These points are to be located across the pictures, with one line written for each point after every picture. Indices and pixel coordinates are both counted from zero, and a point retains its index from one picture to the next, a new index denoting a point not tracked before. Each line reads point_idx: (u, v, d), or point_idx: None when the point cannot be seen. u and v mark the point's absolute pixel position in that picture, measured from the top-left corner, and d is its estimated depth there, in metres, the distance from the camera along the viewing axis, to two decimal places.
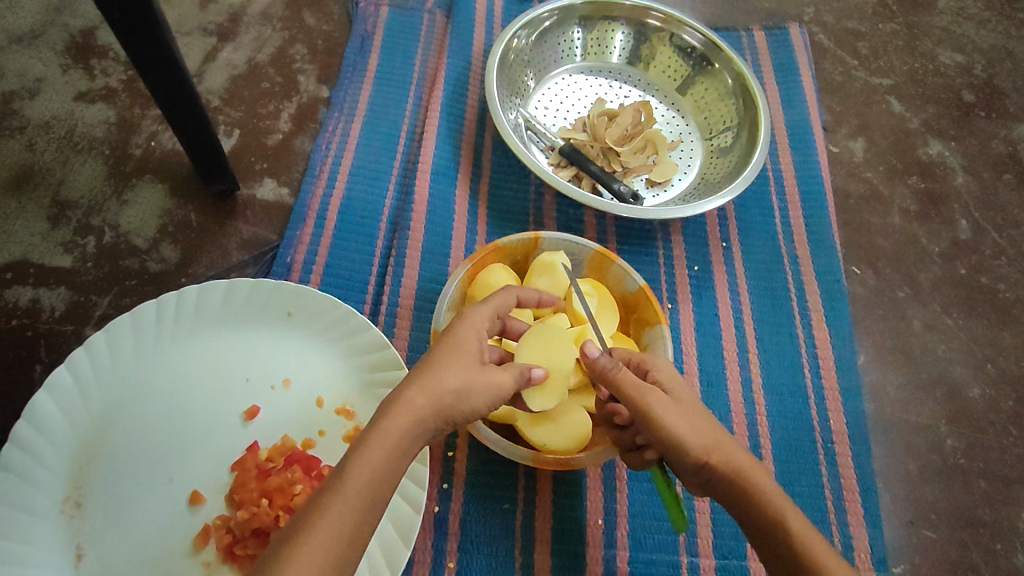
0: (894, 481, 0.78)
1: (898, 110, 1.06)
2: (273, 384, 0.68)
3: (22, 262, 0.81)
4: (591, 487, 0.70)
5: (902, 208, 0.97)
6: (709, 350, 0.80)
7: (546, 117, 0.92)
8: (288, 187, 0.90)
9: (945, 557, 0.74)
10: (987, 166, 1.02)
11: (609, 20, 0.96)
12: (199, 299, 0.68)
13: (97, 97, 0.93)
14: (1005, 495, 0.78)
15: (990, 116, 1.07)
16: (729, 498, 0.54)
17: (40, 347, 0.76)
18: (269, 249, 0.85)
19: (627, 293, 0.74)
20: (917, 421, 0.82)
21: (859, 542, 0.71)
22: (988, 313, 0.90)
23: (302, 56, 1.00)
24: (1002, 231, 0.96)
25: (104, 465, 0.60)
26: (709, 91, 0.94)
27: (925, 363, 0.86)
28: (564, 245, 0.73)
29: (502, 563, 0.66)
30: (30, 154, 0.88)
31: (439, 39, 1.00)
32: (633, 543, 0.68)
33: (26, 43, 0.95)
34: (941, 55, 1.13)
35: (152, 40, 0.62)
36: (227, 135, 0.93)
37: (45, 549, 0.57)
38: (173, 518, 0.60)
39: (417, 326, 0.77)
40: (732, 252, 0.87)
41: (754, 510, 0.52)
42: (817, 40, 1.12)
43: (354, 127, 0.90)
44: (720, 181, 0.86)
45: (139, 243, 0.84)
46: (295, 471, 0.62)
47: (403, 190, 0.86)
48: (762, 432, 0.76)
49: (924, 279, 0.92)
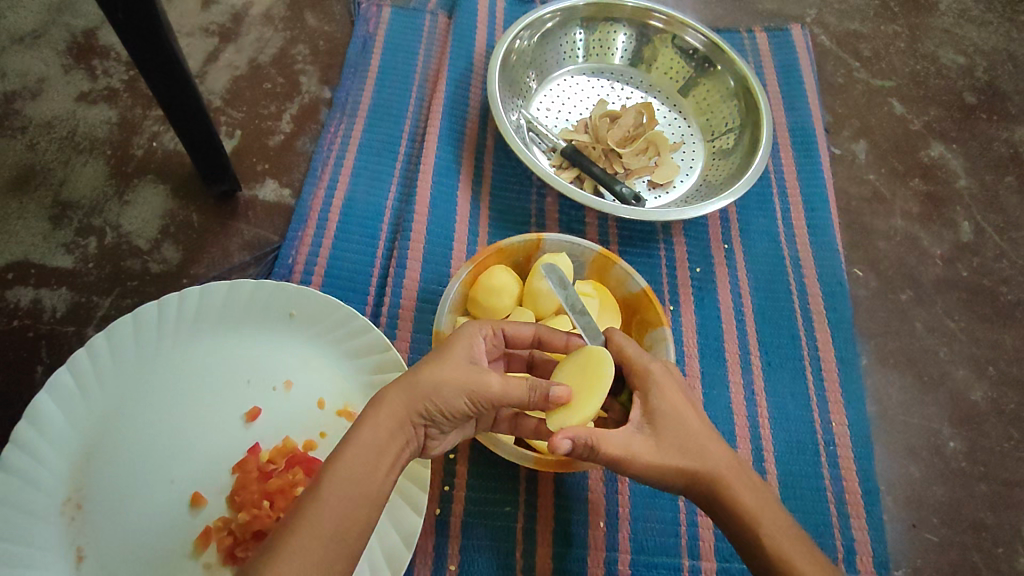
0: (896, 484, 0.78)
1: (900, 112, 1.06)
2: (274, 386, 0.68)
3: (23, 262, 0.81)
4: (593, 490, 0.70)
5: (904, 210, 0.97)
6: (711, 352, 0.80)
7: (547, 119, 0.92)
8: (290, 188, 0.90)
9: (947, 560, 0.74)
10: (990, 168, 1.02)
11: (612, 21, 0.96)
12: (200, 300, 0.68)
13: (99, 97, 0.93)
14: (1007, 497, 0.78)
15: (992, 118, 1.07)
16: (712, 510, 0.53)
17: (42, 348, 0.76)
18: (271, 250, 0.85)
19: (628, 294, 0.73)
20: (919, 424, 0.82)
21: (861, 545, 0.71)
22: (990, 316, 0.90)
23: (304, 57, 1.00)
24: (1004, 234, 0.96)
25: (106, 467, 0.60)
26: (711, 93, 0.94)
27: (927, 365, 0.86)
28: (565, 246, 0.73)
29: (503, 566, 0.66)
30: (31, 154, 0.87)
31: (441, 41, 1.00)
32: (635, 545, 0.68)
33: (28, 43, 0.95)
34: (943, 57, 1.13)
35: (153, 40, 0.62)
36: (229, 135, 0.93)
37: (46, 551, 0.56)
38: (174, 520, 0.60)
39: (419, 328, 0.77)
40: (733, 254, 0.87)
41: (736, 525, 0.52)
42: (819, 42, 1.12)
43: (356, 128, 0.90)
44: (722, 182, 0.86)
45: (140, 244, 0.84)
46: (297, 473, 0.63)
47: (405, 191, 0.86)
48: (764, 434, 0.76)
49: (926, 281, 0.92)
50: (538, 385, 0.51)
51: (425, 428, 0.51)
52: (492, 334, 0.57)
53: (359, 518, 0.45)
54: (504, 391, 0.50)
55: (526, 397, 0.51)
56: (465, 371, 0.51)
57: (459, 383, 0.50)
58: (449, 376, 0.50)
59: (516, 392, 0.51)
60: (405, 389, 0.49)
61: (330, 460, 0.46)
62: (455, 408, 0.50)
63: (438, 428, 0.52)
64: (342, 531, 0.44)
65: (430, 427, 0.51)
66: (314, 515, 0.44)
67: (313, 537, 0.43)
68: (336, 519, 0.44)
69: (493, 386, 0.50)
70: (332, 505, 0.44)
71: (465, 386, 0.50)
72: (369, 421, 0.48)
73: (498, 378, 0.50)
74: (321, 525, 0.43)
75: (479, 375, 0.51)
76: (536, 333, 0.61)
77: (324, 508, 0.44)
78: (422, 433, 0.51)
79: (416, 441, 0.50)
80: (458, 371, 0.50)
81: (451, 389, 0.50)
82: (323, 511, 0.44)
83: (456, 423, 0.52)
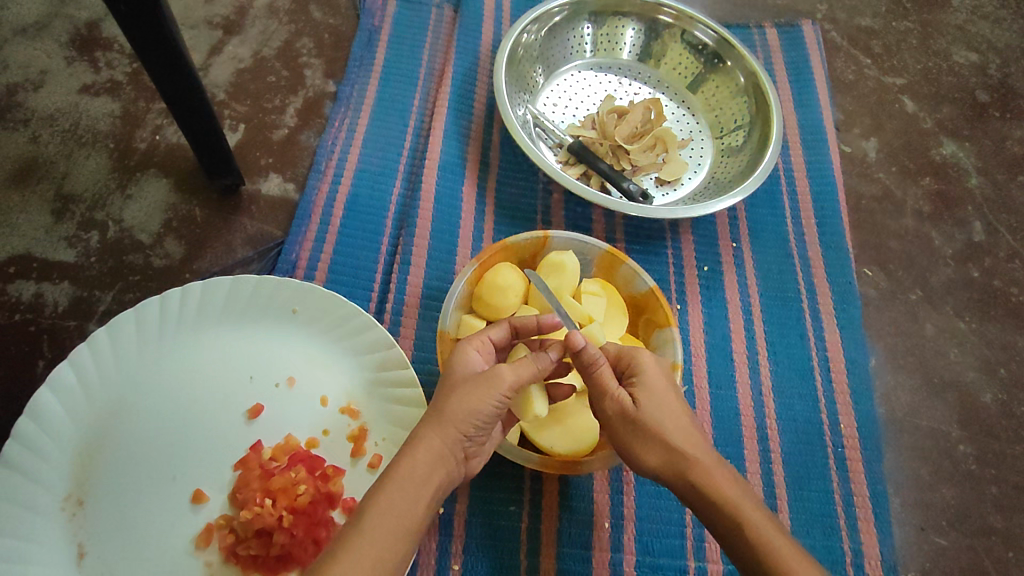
0: (904, 486, 0.77)
1: (911, 109, 1.05)
2: (277, 382, 0.67)
3: (24, 256, 0.80)
4: (597, 491, 0.69)
5: (915, 209, 0.96)
6: (719, 352, 0.79)
7: (554, 114, 0.91)
8: (294, 182, 0.89)
9: (955, 563, 0.73)
10: (1002, 167, 1.00)
11: (620, 16, 0.94)
12: (203, 294, 0.67)
13: (101, 90, 0.92)
14: (1017, 502, 0.77)
15: (1005, 116, 1.05)
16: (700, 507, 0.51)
17: (43, 341, 0.76)
18: (274, 246, 0.84)
19: (636, 293, 0.72)
20: (929, 426, 0.81)
21: (869, 548, 0.70)
22: (1001, 317, 0.89)
23: (308, 50, 0.99)
24: (1016, 234, 0.95)
25: (108, 461, 0.60)
26: (720, 89, 0.93)
27: (937, 366, 0.84)
28: (572, 245, 0.72)
29: (506, 566, 0.65)
30: (33, 147, 0.87)
31: (447, 34, 0.99)
32: (639, 547, 0.67)
33: (31, 35, 0.95)
34: (956, 54, 1.11)
35: (159, 37, 0.62)
36: (233, 129, 0.92)
37: (46, 546, 0.56)
38: (176, 516, 0.59)
39: (423, 325, 0.76)
40: (742, 253, 0.86)
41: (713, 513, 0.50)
42: (829, 38, 1.11)
43: (361, 122, 0.89)
44: (730, 181, 0.85)
45: (144, 239, 0.83)
46: (299, 471, 0.62)
47: (409, 187, 0.85)
48: (771, 436, 0.75)
49: (936, 281, 0.90)
50: (539, 355, 0.54)
51: (463, 448, 0.51)
52: (482, 342, 0.56)
53: (395, 551, 0.45)
54: (516, 378, 0.52)
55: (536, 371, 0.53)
56: (478, 377, 0.51)
57: (479, 393, 0.50)
58: (471, 398, 0.50)
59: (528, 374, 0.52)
60: (436, 423, 0.50)
61: (372, 495, 0.46)
62: (484, 418, 0.50)
63: (474, 443, 0.52)
64: (382, 561, 0.44)
65: (467, 446, 0.51)
66: (358, 547, 0.44)
67: (358, 566, 0.43)
68: (380, 545, 0.44)
69: (507, 377, 0.51)
70: (376, 533, 0.44)
71: (484, 392, 0.50)
72: (408, 454, 0.48)
73: (508, 369, 0.51)
74: (364, 556, 0.43)
75: (489, 374, 0.51)
76: (510, 327, 0.59)
77: (367, 536, 0.44)
78: (462, 454, 0.51)
79: (458, 464, 0.51)
80: (476, 381, 0.51)
81: (474, 401, 0.50)
82: (366, 538, 0.44)
83: (490, 428, 0.52)
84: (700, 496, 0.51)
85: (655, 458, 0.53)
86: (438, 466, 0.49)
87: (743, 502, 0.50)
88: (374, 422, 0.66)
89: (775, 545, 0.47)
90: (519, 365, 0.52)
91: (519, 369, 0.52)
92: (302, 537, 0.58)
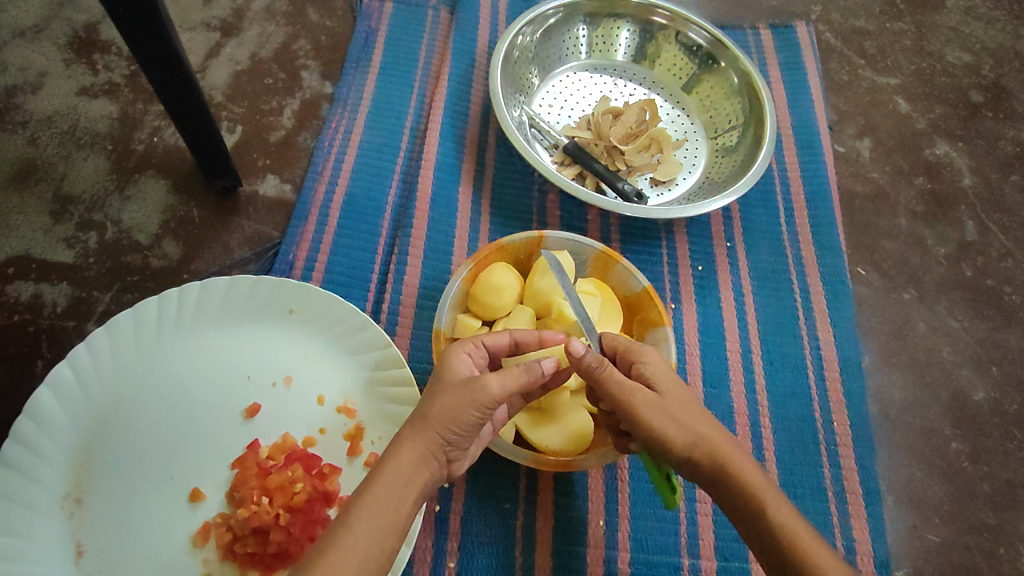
0: (897, 484, 0.78)
1: (905, 110, 1.06)
2: (274, 381, 0.68)
3: (23, 257, 0.81)
4: (592, 488, 0.70)
5: (908, 209, 0.96)
6: (713, 352, 0.79)
7: (550, 115, 0.91)
8: (291, 184, 0.90)
9: (947, 559, 0.74)
10: (995, 167, 1.01)
11: (616, 17, 0.95)
12: (201, 295, 0.68)
13: (100, 92, 0.93)
14: (1009, 498, 0.78)
15: (998, 117, 1.06)
16: (723, 494, 0.52)
17: (42, 342, 0.76)
18: (271, 246, 0.84)
19: (631, 293, 0.73)
20: (922, 424, 0.81)
21: (862, 545, 0.71)
22: (994, 316, 0.89)
23: (306, 52, 1.00)
24: (1009, 233, 0.95)
25: (106, 461, 0.60)
26: (715, 90, 0.93)
27: (930, 364, 0.85)
28: (567, 244, 0.73)
29: (501, 564, 0.65)
30: (32, 148, 0.87)
31: (443, 36, 0.99)
32: (634, 544, 0.68)
33: (30, 37, 0.95)
34: (949, 55, 1.12)
35: (155, 39, 0.62)
36: (230, 130, 0.93)
37: (44, 544, 0.56)
38: (174, 514, 0.60)
39: (419, 325, 0.77)
40: (736, 252, 0.87)
41: (738, 498, 0.51)
42: (824, 39, 1.11)
43: (358, 123, 0.90)
44: (724, 181, 0.86)
45: (141, 239, 0.84)
46: (296, 469, 0.62)
47: (405, 188, 0.86)
48: (765, 433, 0.75)
49: (930, 280, 0.91)
50: (531, 364, 0.53)
51: (446, 452, 0.51)
52: (474, 347, 0.57)
53: (381, 551, 0.45)
54: (503, 386, 0.51)
55: (523, 379, 0.52)
56: (463, 384, 0.51)
57: (462, 399, 0.50)
58: (455, 402, 0.50)
59: (513, 382, 0.52)
60: (418, 426, 0.50)
61: (356, 495, 0.47)
62: (468, 423, 0.51)
63: (458, 448, 0.52)
64: (368, 560, 0.44)
65: (450, 450, 0.52)
66: (345, 543, 0.44)
67: (344, 564, 0.44)
68: (366, 542, 0.45)
69: (492, 388, 0.51)
70: (361, 530, 0.45)
71: (467, 400, 0.50)
72: (394, 455, 0.49)
73: (493, 379, 0.51)
74: (350, 552, 0.44)
75: (475, 382, 0.51)
76: (512, 339, 0.59)
77: (352, 533, 0.45)
78: (445, 457, 0.51)
79: (441, 466, 0.51)
80: (461, 388, 0.51)
81: (457, 407, 0.50)
82: (353, 533, 0.45)
83: (473, 435, 0.53)
84: (723, 480, 0.52)
85: (684, 441, 0.52)
86: (422, 466, 0.49)
87: (763, 488, 0.51)
88: (371, 420, 0.66)
89: (796, 535, 0.49)
90: (506, 373, 0.52)
91: (505, 378, 0.52)
92: (298, 535, 0.59)
